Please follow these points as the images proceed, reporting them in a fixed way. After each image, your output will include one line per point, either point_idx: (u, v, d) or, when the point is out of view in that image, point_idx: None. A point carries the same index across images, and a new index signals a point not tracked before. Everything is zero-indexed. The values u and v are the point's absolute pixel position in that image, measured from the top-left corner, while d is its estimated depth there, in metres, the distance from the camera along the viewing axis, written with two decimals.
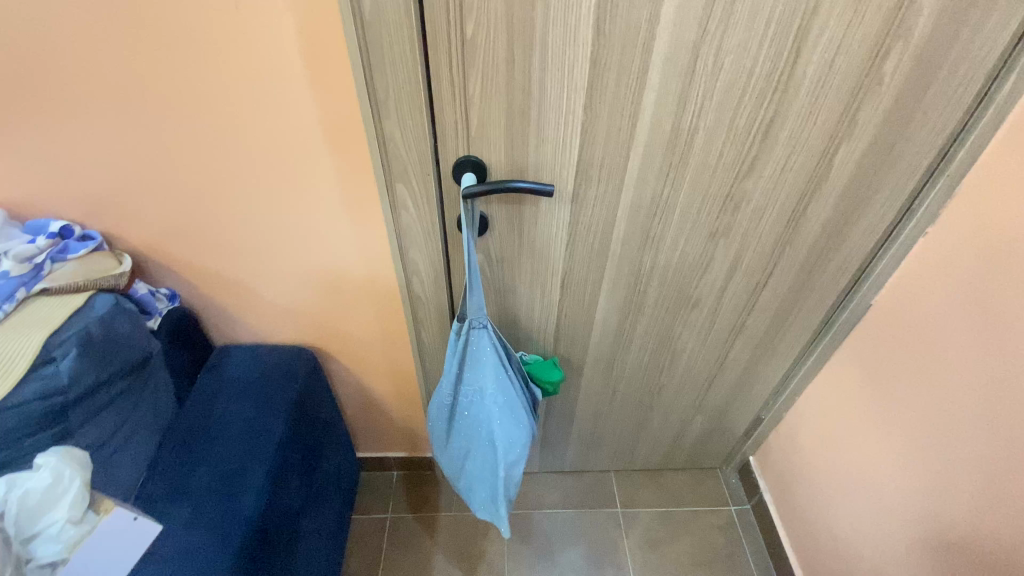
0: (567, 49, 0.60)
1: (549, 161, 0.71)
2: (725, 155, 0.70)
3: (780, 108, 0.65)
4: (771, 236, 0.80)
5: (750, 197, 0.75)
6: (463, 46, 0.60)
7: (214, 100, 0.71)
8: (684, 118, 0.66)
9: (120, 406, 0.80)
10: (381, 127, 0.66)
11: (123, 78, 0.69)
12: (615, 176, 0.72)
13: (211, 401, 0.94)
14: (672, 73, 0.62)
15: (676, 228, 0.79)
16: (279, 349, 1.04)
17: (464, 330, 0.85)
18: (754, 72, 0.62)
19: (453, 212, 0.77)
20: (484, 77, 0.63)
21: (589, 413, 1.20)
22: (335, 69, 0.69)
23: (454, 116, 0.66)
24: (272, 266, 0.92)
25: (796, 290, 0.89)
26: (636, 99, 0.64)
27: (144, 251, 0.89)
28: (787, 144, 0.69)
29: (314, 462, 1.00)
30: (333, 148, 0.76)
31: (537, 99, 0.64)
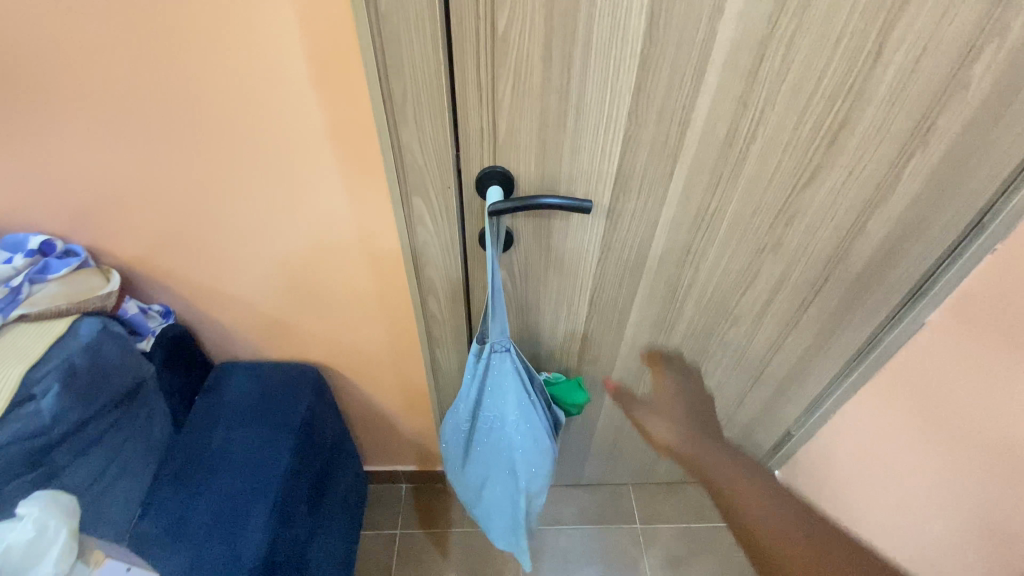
0: (614, 48, 0.52)
1: (585, 173, 0.63)
2: (783, 165, 0.63)
3: (850, 114, 0.58)
4: (824, 252, 0.73)
5: (806, 211, 0.68)
6: (493, 44, 0.52)
7: (208, 102, 0.63)
8: (742, 125, 0.58)
9: (109, 441, 0.74)
10: (396, 136, 0.59)
11: (105, 78, 0.61)
12: (658, 188, 0.65)
13: (210, 427, 0.88)
14: (733, 74, 0.54)
15: (721, 243, 0.72)
16: (282, 366, 0.97)
17: (484, 354, 0.78)
18: (826, 72, 0.55)
19: (475, 227, 0.69)
20: (517, 79, 0.55)
21: (610, 429, 1.14)
22: (344, 68, 0.61)
23: (479, 123, 0.58)
24: (274, 281, 0.85)
25: (844, 307, 0.82)
26: (689, 103, 0.56)
27: (134, 266, 0.81)
28: (853, 154, 0.62)
29: (320, 489, 0.93)
30: (341, 156, 0.68)
31: (576, 104, 0.56)
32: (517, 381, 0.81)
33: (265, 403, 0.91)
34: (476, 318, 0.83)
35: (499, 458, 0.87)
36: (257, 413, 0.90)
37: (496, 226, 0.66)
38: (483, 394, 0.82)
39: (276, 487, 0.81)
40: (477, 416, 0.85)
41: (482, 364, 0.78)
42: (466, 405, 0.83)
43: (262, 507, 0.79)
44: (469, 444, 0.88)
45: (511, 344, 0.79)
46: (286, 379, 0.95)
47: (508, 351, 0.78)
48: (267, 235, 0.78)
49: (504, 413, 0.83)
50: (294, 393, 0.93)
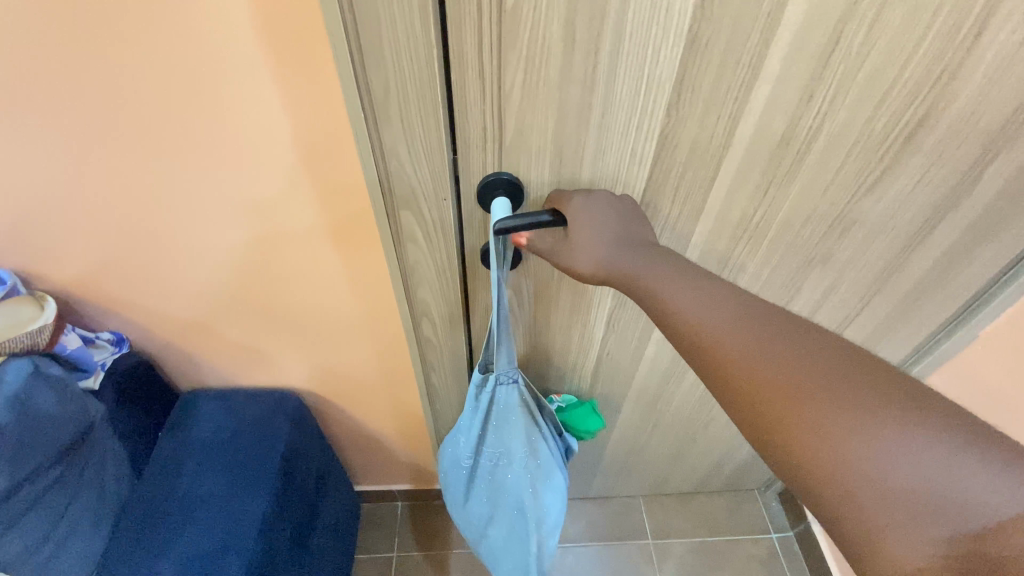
0: (655, 26, 0.41)
1: (611, 178, 0.52)
2: (846, 166, 0.53)
3: (935, 106, 0.48)
4: (879, 263, 0.64)
5: (866, 218, 0.58)
6: (500, 22, 0.41)
7: (142, 99, 0.51)
8: (803, 120, 0.48)
9: (48, 502, 0.64)
10: (379, 140, 0.47)
11: (5, 71, 0.48)
12: (697, 194, 0.54)
13: (174, 472, 0.77)
14: (800, 57, 0.44)
15: (763, 255, 0.62)
16: (258, 395, 0.86)
17: (487, 388, 0.68)
18: (915, 53, 0.44)
19: (477, 244, 0.58)
20: (530, 67, 0.43)
21: (623, 445, 1.05)
22: (312, 53, 0.49)
23: (482, 122, 0.47)
24: (242, 303, 0.73)
25: (891, 321, 0.73)
26: (743, 93, 0.46)
27: (74, 290, 0.69)
28: (929, 153, 0.52)
29: (305, 532, 0.83)
30: (313, 160, 0.57)
31: (603, 97, 0.45)
32: (524, 413, 0.72)
33: (239, 440, 0.81)
34: (477, 341, 0.73)
35: (505, 494, 0.78)
36: (231, 450, 0.80)
37: (503, 244, 0.55)
38: (485, 428, 0.73)
39: (254, 538, 0.72)
40: (479, 451, 0.76)
41: (484, 398, 0.69)
42: (467, 442, 0.74)
43: (236, 565, 0.69)
44: (470, 480, 0.79)
45: (518, 375, 0.69)
46: (263, 409, 0.84)
47: (514, 382, 0.69)
48: (230, 252, 0.66)
49: (510, 446, 0.74)
50: (272, 426, 0.83)
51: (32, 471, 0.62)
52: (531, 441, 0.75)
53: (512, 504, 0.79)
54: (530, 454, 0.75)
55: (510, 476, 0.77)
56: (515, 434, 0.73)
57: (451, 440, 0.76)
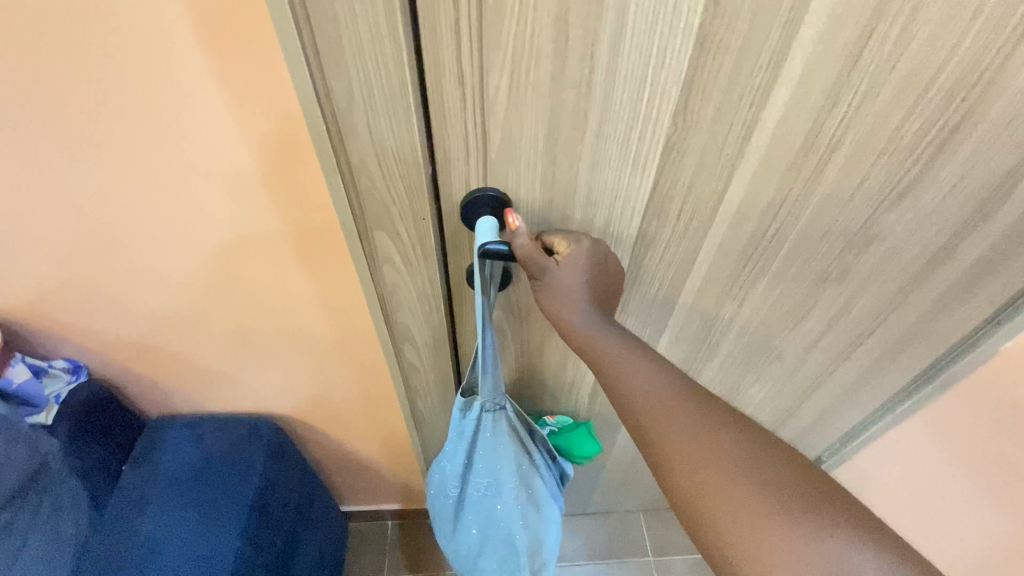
0: (661, 22, 0.36)
1: (610, 194, 0.47)
2: (870, 179, 0.48)
3: (975, 109, 0.43)
4: (898, 280, 0.59)
5: (888, 232, 0.53)
6: (481, 20, 0.35)
7: (79, 111, 0.45)
8: (826, 127, 0.43)
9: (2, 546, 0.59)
10: (345, 153, 0.41)
11: None
12: (704, 208, 0.49)
13: (139, 509, 0.71)
14: (826, 57, 0.39)
15: (774, 273, 0.57)
16: (233, 421, 0.80)
17: (474, 415, 0.63)
18: (953, 55, 0.39)
19: (462, 265, 0.53)
20: (516, 70, 0.38)
21: (620, 463, 1.00)
22: (269, 54, 0.43)
23: (463, 134, 0.41)
24: (210, 326, 0.67)
25: (909, 337, 0.68)
26: (759, 99, 0.41)
27: (22, 317, 0.63)
28: (960, 165, 0.47)
29: (284, 567, 0.78)
30: (277, 173, 0.51)
31: (599, 103, 0.40)
32: (512, 440, 0.67)
33: (210, 471, 0.76)
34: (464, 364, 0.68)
35: (495, 526, 0.73)
36: (202, 480, 0.75)
37: (489, 267, 0.50)
38: (472, 457, 0.68)
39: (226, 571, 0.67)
40: (466, 481, 0.70)
41: (470, 426, 0.63)
42: (453, 470, 0.68)
43: None
44: (457, 511, 0.73)
45: (507, 401, 0.64)
46: (236, 436, 0.79)
47: (501, 408, 0.63)
48: (192, 273, 0.61)
49: (499, 475, 0.69)
50: (245, 455, 0.77)
51: None
52: (521, 470, 0.70)
53: (502, 536, 0.74)
54: (520, 484, 0.70)
55: (500, 507, 0.71)
56: (504, 463, 0.68)
57: (437, 467, 0.70)
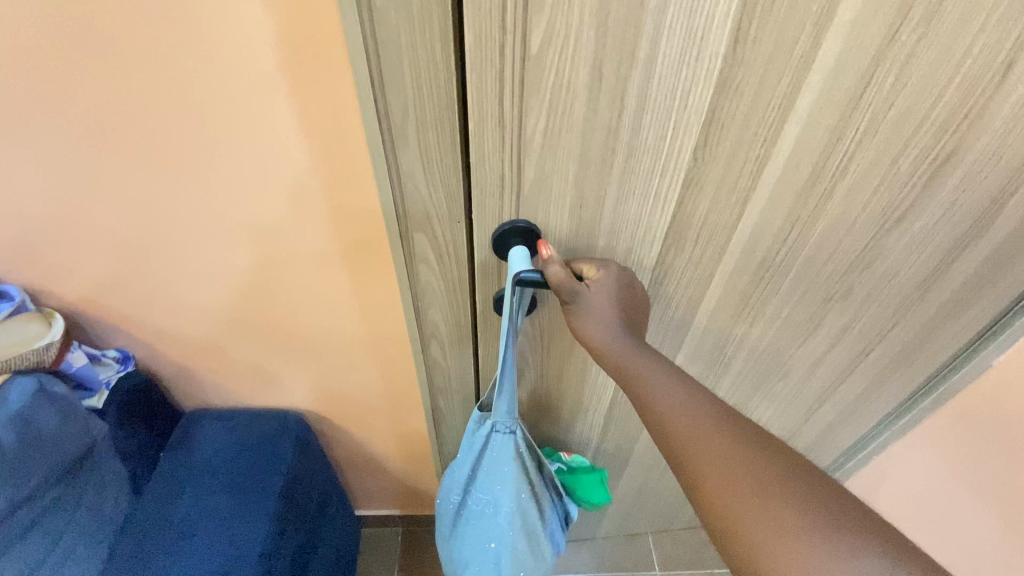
0: (685, 69, 0.42)
1: (631, 224, 0.53)
2: (871, 206, 0.53)
3: (963, 142, 0.48)
4: (896, 299, 0.64)
5: (887, 256, 0.58)
6: (524, 68, 0.41)
7: (162, 124, 0.52)
8: (832, 158, 0.49)
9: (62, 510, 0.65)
10: (395, 162, 0.47)
11: (32, 93, 0.49)
12: (720, 233, 0.55)
13: (176, 494, 0.76)
14: (832, 98, 0.44)
15: (784, 291, 0.62)
16: (262, 417, 0.85)
17: (484, 432, 0.66)
18: (943, 95, 0.45)
19: (492, 285, 0.59)
20: (552, 112, 0.44)
21: (631, 484, 1.03)
22: (332, 81, 0.49)
23: (500, 170, 0.48)
24: (254, 324, 0.73)
25: (909, 353, 0.72)
26: (771, 135, 0.46)
27: (82, 309, 0.69)
28: (951, 192, 0.52)
29: (305, 556, 0.82)
30: (328, 184, 0.57)
31: (627, 140, 0.46)
32: (516, 466, 0.69)
33: (241, 461, 0.80)
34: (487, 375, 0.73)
35: (486, 543, 0.75)
36: (234, 472, 0.79)
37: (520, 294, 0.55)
38: (477, 471, 0.71)
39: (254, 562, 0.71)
40: (467, 492, 0.73)
41: (479, 440, 0.67)
42: (458, 478, 0.72)
43: None
44: (456, 518, 0.76)
45: (517, 427, 0.66)
46: (263, 435, 0.82)
47: (512, 432, 0.66)
48: (242, 272, 0.66)
49: (499, 497, 0.72)
50: (274, 446, 0.82)
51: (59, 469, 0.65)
52: (520, 496, 0.72)
53: (491, 554, 0.76)
54: (517, 509, 0.72)
55: (494, 525, 0.74)
56: (505, 486, 0.71)
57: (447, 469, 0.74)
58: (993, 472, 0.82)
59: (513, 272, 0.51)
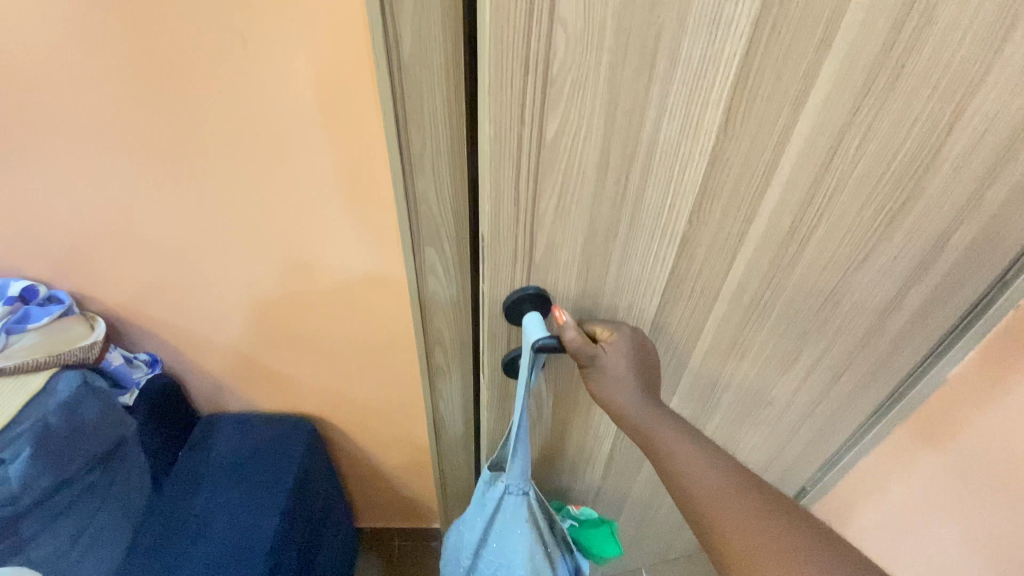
0: (683, 148, 0.47)
1: (634, 283, 0.58)
2: (840, 251, 0.60)
3: (916, 190, 0.55)
4: (861, 329, 0.71)
5: (853, 290, 0.65)
6: (539, 156, 0.46)
7: (213, 155, 0.60)
8: (806, 217, 0.56)
9: (103, 489, 0.71)
10: (411, 186, 0.56)
11: (105, 127, 0.58)
12: (713, 282, 0.61)
13: (194, 489, 0.83)
14: (806, 163, 0.51)
15: (768, 330, 0.69)
16: (276, 419, 0.92)
17: (496, 493, 0.69)
18: (899, 151, 0.51)
19: (503, 343, 0.63)
20: (563, 192, 0.49)
21: (628, 519, 1.06)
22: (362, 126, 0.58)
23: (514, 245, 0.52)
24: (277, 333, 0.81)
25: (872, 371, 0.79)
26: (757, 196, 0.53)
27: (122, 314, 0.77)
28: (906, 235, 0.59)
29: (310, 550, 0.88)
30: (353, 209, 0.66)
31: (631, 209, 0.51)
32: (529, 525, 0.72)
33: (254, 459, 0.87)
34: (495, 428, 0.75)
35: None
36: (246, 474, 0.85)
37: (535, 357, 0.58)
38: (490, 531, 0.73)
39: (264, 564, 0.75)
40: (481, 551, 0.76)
41: (491, 501, 0.70)
42: (471, 537, 0.75)
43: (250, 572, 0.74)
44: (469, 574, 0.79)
45: (529, 487, 0.70)
46: (275, 441, 0.88)
47: (525, 493, 0.69)
48: (268, 286, 0.74)
49: (512, 558, 0.74)
50: (284, 446, 0.88)
51: (103, 452, 0.70)
52: (534, 558, 0.74)
53: None
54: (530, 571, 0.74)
55: None
56: (518, 548, 0.73)
57: (460, 528, 0.77)
58: (971, 501, 0.87)
59: (529, 337, 0.54)
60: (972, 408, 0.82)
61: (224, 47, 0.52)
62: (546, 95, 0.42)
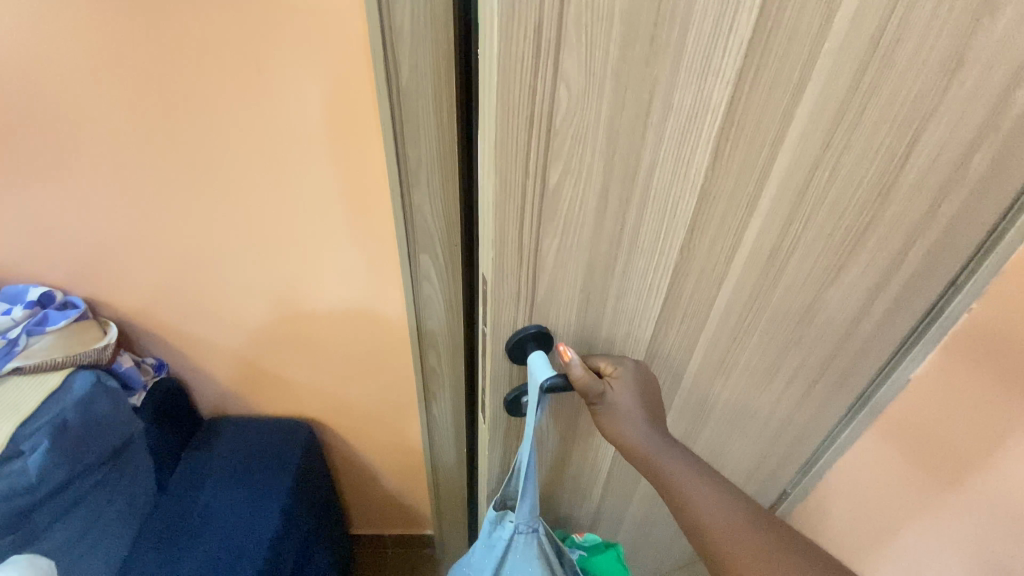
0: (673, 190, 0.49)
1: (629, 315, 0.59)
2: (815, 268, 0.63)
3: (880, 211, 0.59)
4: (833, 339, 0.75)
5: (827, 304, 0.69)
6: (541, 203, 0.47)
7: (225, 169, 0.66)
8: (787, 239, 0.59)
9: (112, 485, 0.74)
10: (408, 200, 0.62)
11: (125, 144, 0.63)
12: (700, 307, 0.63)
13: (198, 486, 0.87)
14: (787, 192, 0.54)
15: (753, 347, 0.72)
16: (274, 421, 0.96)
17: (505, 534, 0.67)
18: (865, 175, 0.56)
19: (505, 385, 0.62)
20: (564, 236, 0.50)
21: (624, 546, 1.05)
22: (364, 144, 0.64)
23: (514, 288, 0.52)
24: (276, 338, 0.85)
25: (843, 377, 0.82)
26: (744, 220, 0.55)
27: (131, 319, 0.81)
28: (872, 250, 0.63)
29: (306, 544, 0.93)
30: (353, 219, 0.71)
31: (627, 249, 0.53)
32: (540, 565, 0.69)
33: (255, 458, 0.91)
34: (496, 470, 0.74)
35: None
36: (247, 472, 0.89)
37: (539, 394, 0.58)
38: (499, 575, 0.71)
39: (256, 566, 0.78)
40: None
41: (501, 542, 0.68)
42: None
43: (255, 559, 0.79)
44: None
45: (538, 524, 0.68)
46: (274, 446, 0.92)
47: (534, 530, 0.68)
48: (272, 292, 0.79)
49: None
50: (283, 447, 0.92)
51: (110, 450, 0.73)
52: None
53: None
54: None
55: None
56: None
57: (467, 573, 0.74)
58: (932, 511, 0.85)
59: (534, 375, 0.54)
60: (930, 407, 0.82)
61: (241, 73, 0.58)
62: (549, 145, 0.44)
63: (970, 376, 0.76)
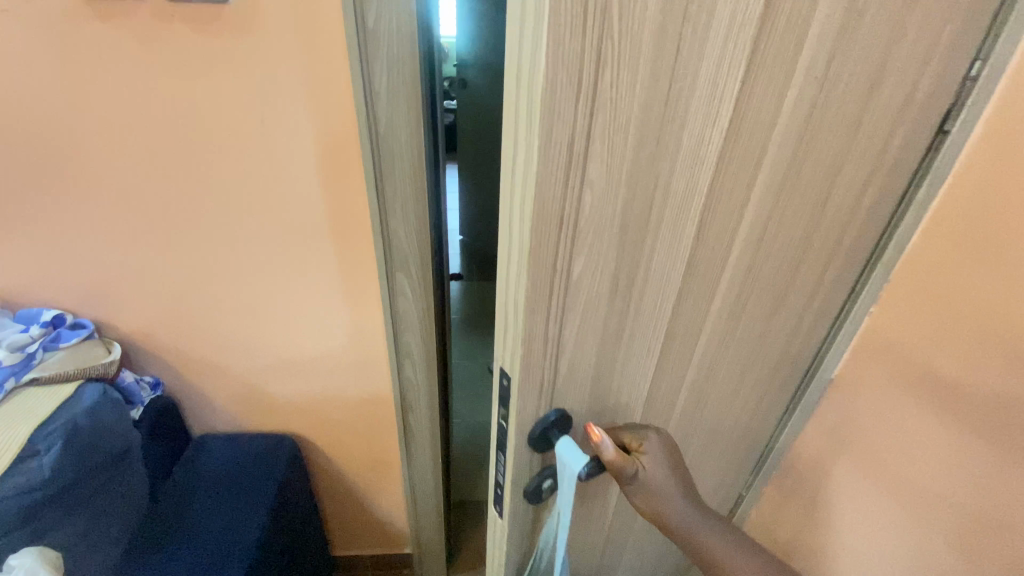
0: (670, 264, 0.53)
1: (630, 382, 0.62)
2: (760, 299, 0.69)
3: (811, 245, 0.68)
4: (773, 354, 0.81)
5: (773, 328, 0.76)
6: (565, 297, 0.48)
7: (226, 203, 0.77)
8: (748, 282, 0.64)
9: (114, 487, 0.81)
10: (386, 225, 0.73)
11: (140, 182, 0.74)
12: (686, 357, 0.66)
13: (189, 493, 0.94)
14: (750, 242, 0.59)
15: (724, 380, 0.76)
16: (259, 436, 1.03)
17: None
18: (800, 220, 0.63)
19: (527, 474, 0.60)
20: (584, 320, 0.51)
21: None
22: (348, 179, 0.76)
23: (541, 373, 0.52)
24: (264, 355, 0.94)
25: (784, 389, 0.90)
26: (720, 274, 0.60)
27: (132, 340, 0.89)
28: (803, 275, 0.72)
29: (291, 545, 1.00)
30: (336, 244, 0.82)
31: (633, 323, 0.55)
32: None
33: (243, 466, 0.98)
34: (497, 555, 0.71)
35: None
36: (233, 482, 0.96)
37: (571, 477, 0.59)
38: None
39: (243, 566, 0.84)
40: None
41: None
42: None
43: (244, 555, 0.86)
44: None
45: None
46: (261, 458, 0.99)
47: None
48: (263, 313, 0.88)
49: None
50: (269, 458, 1.00)
51: (113, 452, 0.79)
52: None
53: None
54: None
55: None
56: None
57: None
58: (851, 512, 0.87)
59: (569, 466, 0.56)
60: (856, 407, 0.85)
61: (245, 121, 0.70)
62: (574, 243, 0.45)
63: (873, 372, 0.82)
